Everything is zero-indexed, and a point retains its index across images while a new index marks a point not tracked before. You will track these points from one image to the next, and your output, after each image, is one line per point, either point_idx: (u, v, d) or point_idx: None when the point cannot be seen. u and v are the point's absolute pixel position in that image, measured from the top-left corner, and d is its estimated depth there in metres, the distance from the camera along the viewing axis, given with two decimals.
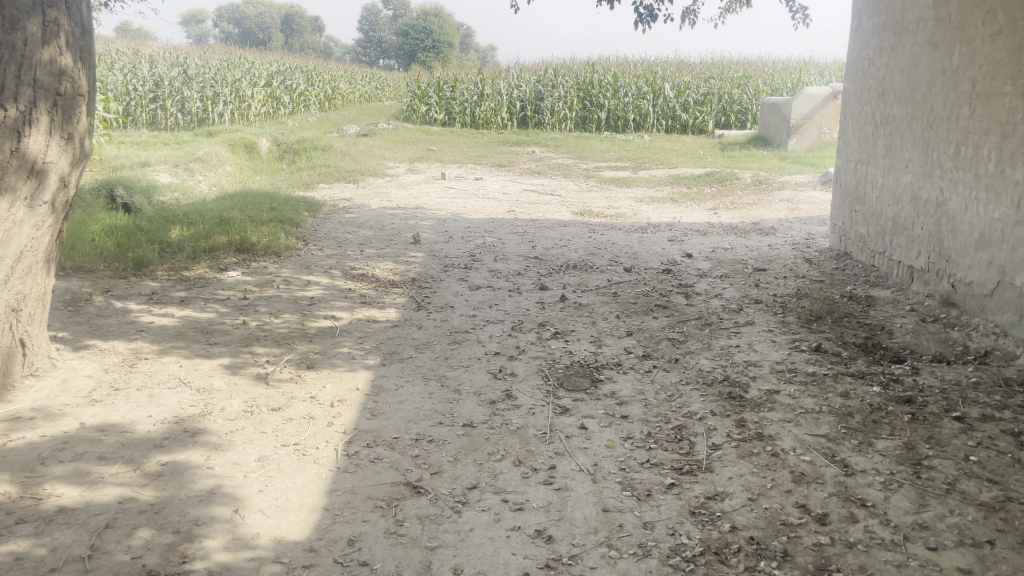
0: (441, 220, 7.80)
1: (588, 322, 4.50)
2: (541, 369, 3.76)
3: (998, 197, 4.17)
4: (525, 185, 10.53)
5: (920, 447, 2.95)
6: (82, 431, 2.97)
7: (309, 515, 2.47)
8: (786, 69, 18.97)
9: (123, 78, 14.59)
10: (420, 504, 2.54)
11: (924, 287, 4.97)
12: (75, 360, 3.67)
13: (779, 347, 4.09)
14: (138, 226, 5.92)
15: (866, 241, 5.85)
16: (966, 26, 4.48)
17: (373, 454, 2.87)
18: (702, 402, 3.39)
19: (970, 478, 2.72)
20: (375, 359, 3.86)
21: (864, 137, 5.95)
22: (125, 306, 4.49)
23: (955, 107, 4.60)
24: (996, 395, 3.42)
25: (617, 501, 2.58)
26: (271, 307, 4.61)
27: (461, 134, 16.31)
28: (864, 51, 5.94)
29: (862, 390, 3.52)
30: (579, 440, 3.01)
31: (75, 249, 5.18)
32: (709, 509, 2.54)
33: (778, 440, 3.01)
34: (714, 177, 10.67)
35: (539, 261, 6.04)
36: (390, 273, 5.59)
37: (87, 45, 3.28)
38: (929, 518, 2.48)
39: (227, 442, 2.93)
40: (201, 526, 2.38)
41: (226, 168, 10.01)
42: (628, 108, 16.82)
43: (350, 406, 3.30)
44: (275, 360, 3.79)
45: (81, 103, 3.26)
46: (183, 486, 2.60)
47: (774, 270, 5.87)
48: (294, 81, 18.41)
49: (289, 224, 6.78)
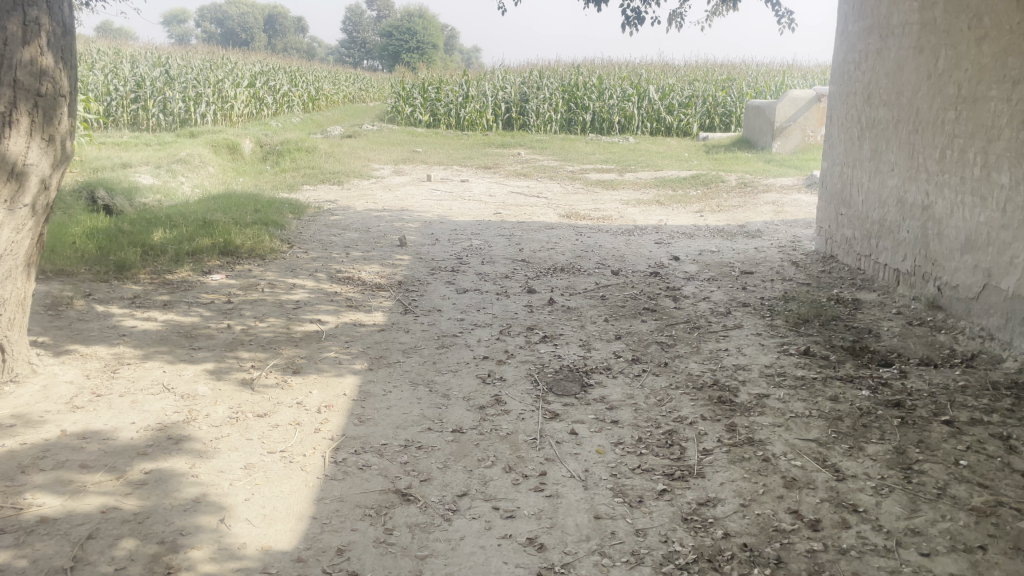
0: (427, 222, 7.76)
1: (576, 326, 4.47)
2: (530, 373, 3.74)
3: (984, 201, 4.19)
4: (511, 188, 10.51)
5: (910, 451, 2.94)
6: (64, 438, 2.91)
7: (296, 524, 2.43)
8: (770, 72, 19.07)
9: (104, 78, 14.48)
10: (409, 512, 2.51)
11: (910, 290, 4.98)
12: (56, 365, 3.60)
13: (767, 350, 4.08)
14: (120, 228, 5.86)
15: (851, 244, 5.87)
16: (951, 30, 4.50)
17: (361, 461, 2.83)
18: (692, 406, 3.38)
19: (961, 482, 2.72)
20: (362, 364, 3.82)
21: (849, 140, 5.96)
22: (106, 309, 4.43)
23: (941, 110, 4.62)
24: (984, 398, 3.42)
25: (609, 508, 2.56)
26: (256, 311, 4.56)
27: (446, 136, 16.26)
28: (849, 54, 5.96)
29: (852, 394, 3.52)
30: (569, 446, 2.99)
31: (55, 251, 5.11)
32: (701, 515, 2.52)
33: (768, 445, 3.00)
34: (700, 180, 10.68)
35: (527, 264, 6.02)
36: (376, 276, 5.55)
37: (69, 44, 3.23)
38: (921, 524, 2.47)
39: (212, 450, 2.89)
40: (186, 536, 2.33)
41: (208, 170, 9.93)
42: (613, 110, 16.84)
43: (337, 411, 3.26)
44: (260, 365, 3.74)
45: (63, 104, 3.20)
46: (167, 495, 2.55)
47: (761, 273, 5.87)
48: (277, 82, 18.33)
49: (273, 226, 6.71)
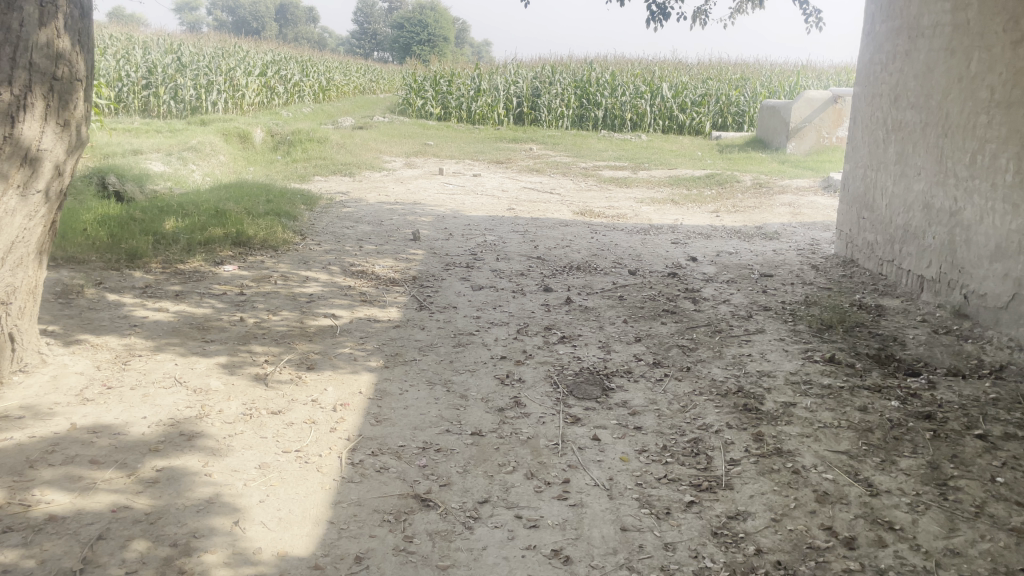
0: (440, 217, 7.67)
1: (595, 327, 4.38)
2: (550, 374, 3.65)
3: (1016, 208, 4.06)
4: (523, 183, 10.42)
5: (945, 467, 2.85)
6: (73, 432, 2.83)
7: (313, 528, 2.35)
8: (784, 72, 18.90)
9: (115, 63, 14.37)
10: (429, 519, 2.42)
11: (934, 297, 4.87)
12: (66, 356, 3.53)
13: (791, 357, 3.99)
14: (132, 216, 5.77)
15: (874, 248, 5.77)
16: (986, 33, 4.38)
17: (379, 463, 2.75)
18: (717, 414, 3.29)
19: (998, 501, 2.61)
20: (377, 361, 3.73)
21: (874, 142, 5.84)
22: (117, 299, 4.35)
23: (972, 114, 4.50)
24: (1017, 412, 3.32)
25: (636, 519, 2.47)
26: (269, 304, 4.48)
27: (458, 130, 16.13)
28: (876, 56, 5.84)
29: (881, 404, 3.41)
30: (592, 452, 2.90)
31: (66, 239, 5.02)
32: (731, 529, 2.44)
33: (798, 456, 2.91)
34: (715, 179, 10.57)
35: (542, 262, 5.93)
36: (390, 270, 5.46)
37: (85, 27, 3.15)
38: (960, 544, 2.37)
39: (225, 448, 2.80)
40: (200, 539, 2.25)
41: (219, 159, 9.85)
42: (625, 106, 16.70)
43: (353, 410, 3.18)
44: (274, 360, 3.66)
45: (78, 88, 3.12)
46: (180, 494, 2.47)
47: (782, 276, 5.76)
48: (288, 72, 18.24)
49: (286, 218, 6.62)
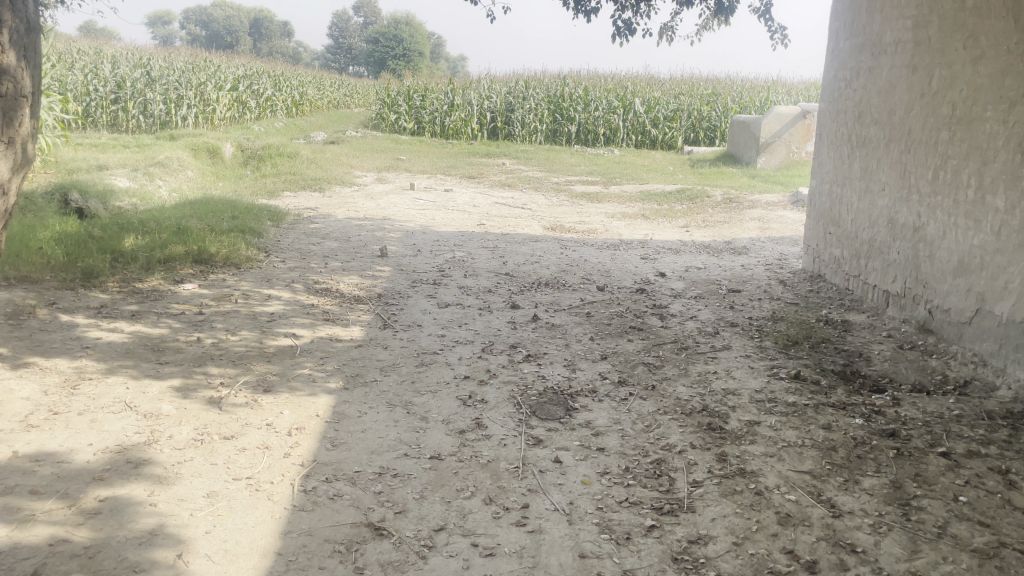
0: (409, 232, 7.61)
1: (561, 345, 4.33)
2: (514, 395, 3.59)
3: (977, 224, 4.08)
4: (495, 198, 10.40)
5: (908, 485, 2.82)
6: (14, 460, 2.73)
7: (260, 561, 2.27)
8: (756, 88, 19.08)
9: (83, 77, 14.28)
10: (382, 549, 2.35)
11: (899, 311, 4.88)
12: (13, 380, 3.41)
13: (757, 374, 3.96)
14: (91, 233, 5.66)
15: (840, 263, 5.78)
16: (946, 50, 4.40)
17: (332, 491, 2.67)
18: (681, 433, 3.24)
19: (961, 520, 2.58)
20: (337, 382, 3.65)
21: (839, 157, 5.87)
22: (71, 319, 4.24)
23: (934, 130, 4.52)
24: (980, 429, 3.31)
25: (594, 545, 2.42)
26: (227, 324, 4.38)
27: (431, 144, 16.09)
28: (840, 72, 5.86)
29: (845, 422, 3.39)
30: (553, 475, 2.84)
31: (21, 257, 4.91)
32: (692, 554, 2.39)
33: (761, 477, 2.87)
34: (686, 194, 10.59)
35: (510, 278, 5.88)
36: (355, 288, 5.39)
37: (31, 42, 3.07)
38: (922, 566, 2.33)
39: (173, 475, 2.71)
40: (140, 573, 2.16)
41: (187, 174, 9.75)
42: (598, 121, 16.76)
43: (309, 435, 3.09)
44: (229, 383, 3.56)
45: (23, 105, 3.03)
46: (122, 526, 2.37)
47: (749, 292, 5.76)
48: (261, 86, 18.18)
49: (250, 235, 6.52)
